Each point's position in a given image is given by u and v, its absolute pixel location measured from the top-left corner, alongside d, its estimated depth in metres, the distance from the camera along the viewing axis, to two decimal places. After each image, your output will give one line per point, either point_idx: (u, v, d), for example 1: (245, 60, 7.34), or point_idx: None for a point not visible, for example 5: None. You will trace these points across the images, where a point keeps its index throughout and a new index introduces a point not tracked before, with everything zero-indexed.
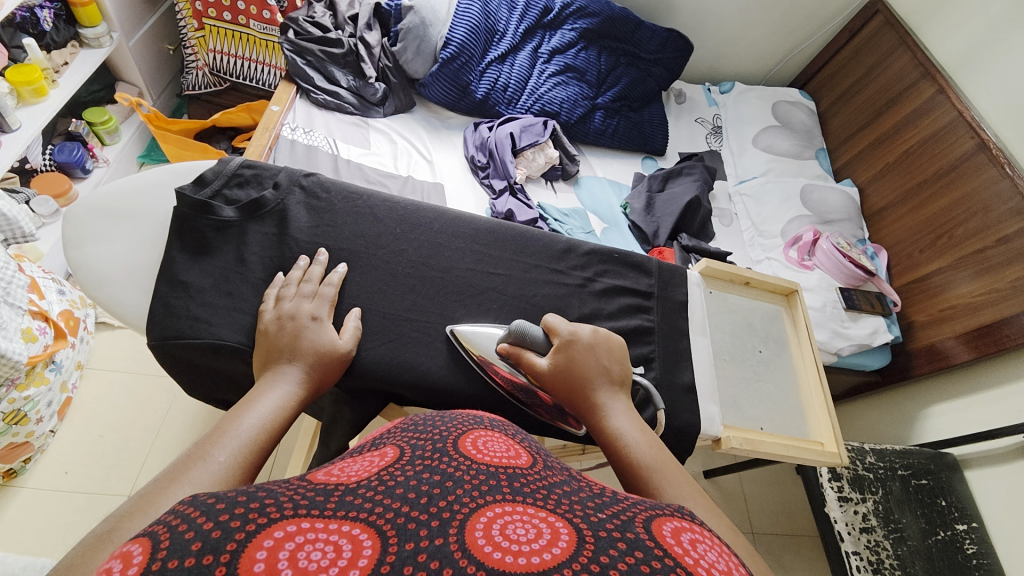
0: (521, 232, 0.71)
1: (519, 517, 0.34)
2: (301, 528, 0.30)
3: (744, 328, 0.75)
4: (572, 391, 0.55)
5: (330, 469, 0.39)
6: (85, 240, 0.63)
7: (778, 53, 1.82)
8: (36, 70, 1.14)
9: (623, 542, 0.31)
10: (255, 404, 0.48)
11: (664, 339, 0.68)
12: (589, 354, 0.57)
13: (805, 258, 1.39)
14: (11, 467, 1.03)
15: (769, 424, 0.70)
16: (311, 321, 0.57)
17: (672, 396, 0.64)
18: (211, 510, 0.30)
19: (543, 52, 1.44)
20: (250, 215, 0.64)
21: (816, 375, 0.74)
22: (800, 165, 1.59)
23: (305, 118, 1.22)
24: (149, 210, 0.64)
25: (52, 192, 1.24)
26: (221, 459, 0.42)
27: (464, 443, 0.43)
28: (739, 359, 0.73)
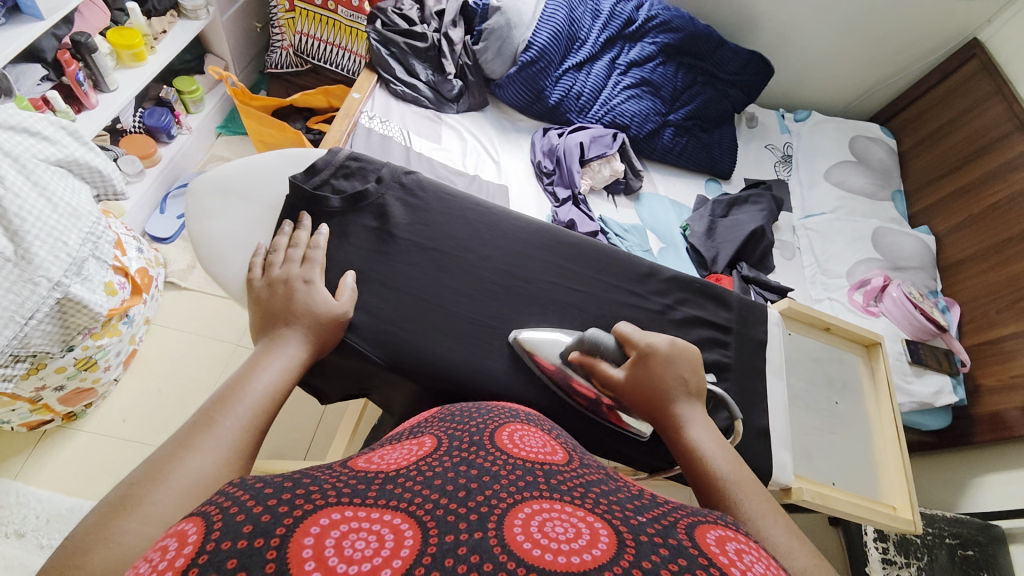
0: (598, 253, 0.70)
1: (556, 515, 0.33)
2: (344, 517, 0.30)
3: (820, 377, 0.75)
4: (648, 400, 0.55)
5: (370, 457, 0.41)
6: (207, 215, 0.66)
7: (863, 85, 1.73)
8: (137, 35, 1.20)
9: (666, 547, 0.31)
10: (260, 367, 0.52)
11: (740, 377, 0.68)
12: (667, 365, 0.56)
13: (871, 303, 1.33)
14: (72, 409, 1.09)
15: (840, 480, 0.70)
16: (302, 284, 0.58)
17: (748, 441, 0.64)
18: (259, 495, 0.31)
19: (620, 63, 1.43)
20: (352, 206, 0.66)
21: (894, 433, 0.74)
22: (873, 206, 1.52)
23: (383, 108, 1.25)
24: (266, 193, 0.67)
25: (140, 153, 1.31)
26: (228, 426, 0.46)
27: (501, 437, 0.44)
28: (813, 407, 0.73)
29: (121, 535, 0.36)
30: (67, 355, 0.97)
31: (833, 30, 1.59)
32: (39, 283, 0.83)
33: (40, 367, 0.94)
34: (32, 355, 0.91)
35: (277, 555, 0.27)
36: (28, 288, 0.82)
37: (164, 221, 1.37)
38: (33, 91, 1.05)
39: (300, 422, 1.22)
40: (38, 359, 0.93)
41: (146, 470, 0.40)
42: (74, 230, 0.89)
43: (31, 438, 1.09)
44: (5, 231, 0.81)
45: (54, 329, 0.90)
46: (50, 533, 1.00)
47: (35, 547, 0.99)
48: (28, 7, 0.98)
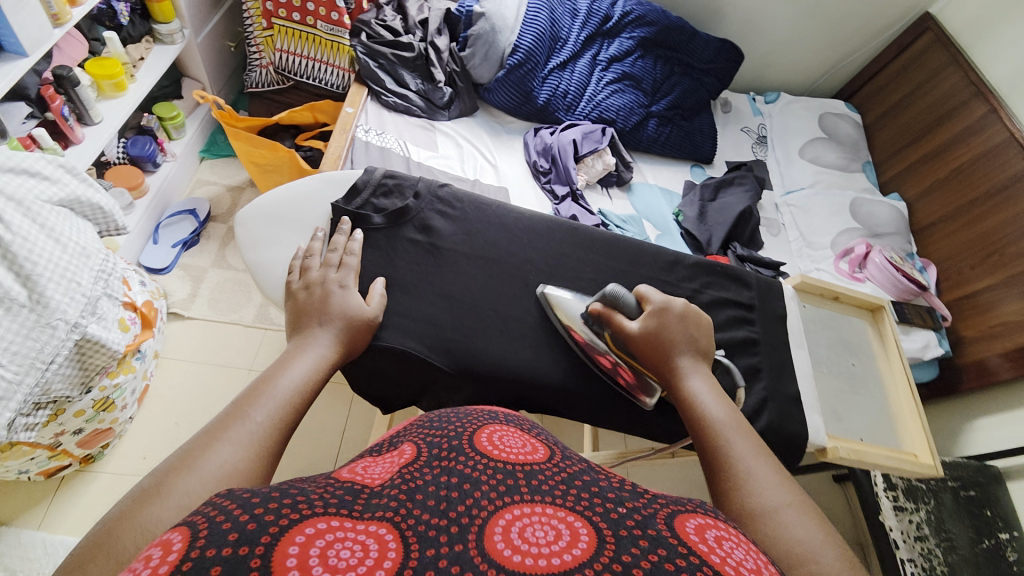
0: (630, 244, 0.82)
1: (537, 519, 0.38)
2: (329, 527, 0.34)
3: (839, 344, 0.88)
4: (656, 351, 0.63)
5: (354, 468, 0.44)
6: (264, 246, 0.79)
7: (823, 66, 1.83)
8: (116, 65, 1.17)
9: (645, 539, 0.36)
10: (290, 366, 0.58)
11: (769, 351, 0.79)
12: (678, 320, 0.64)
13: (856, 270, 1.41)
14: (90, 452, 1.06)
15: (866, 434, 0.81)
16: (338, 288, 0.68)
17: (783, 407, 0.75)
18: (246, 504, 0.34)
19: (601, 59, 1.47)
20: (395, 221, 0.79)
21: (909, 393, 0.85)
22: (847, 178, 1.61)
23: (377, 120, 1.26)
24: (309, 219, 0.80)
25: (127, 184, 1.27)
26: (258, 419, 0.51)
27: (480, 438, 0.47)
28: (836, 371, 0.85)
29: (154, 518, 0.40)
30: (86, 397, 0.94)
31: (794, 16, 1.68)
32: (58, 326, 0.81)
33: (60, 413, 0.91)
34: (52, 401, 0.88)
35: (264, 563, 0.30)
36: (47, 332, 0.79)
37: (159, 251, 1.35)
38: (20, 129, 1.01)
39: (326, 436, 1.22)
40: (58, 404, 0.90)
41: (175, 461, 0.44)
42: (86, 269, 0.87)
43: (50, 486, 1.06)
44: (17, 276, 0.78)
45: (74, 372, 0.88)
46: None
47: None
48: (10, 44, 0.94)
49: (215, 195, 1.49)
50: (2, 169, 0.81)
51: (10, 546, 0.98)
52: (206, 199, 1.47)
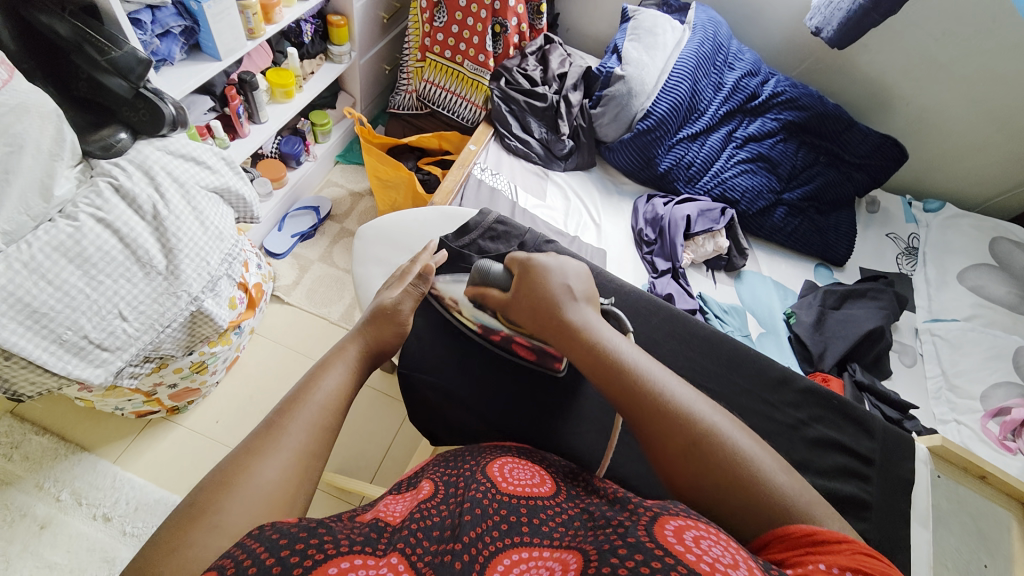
0: (736, 347, 0.70)
1: (535, 565, 0.39)
2: (352, 565, 0.37)
3: (974, 536, 0.69)
4: (539, 314, 0.60)
5: (378, 506, 0.48)
6: (367, 262, 0.79)
7: (1007, 182, 1.53)
8: (291, 76, 1.34)
9: (624, 548, 0.36)
10: (328, 374, 0.55)
11: (881, 520, 0.61)
12: (550, 273, 0.62)
13: (1007, 437, 1.13)
14: (176, 405, 1.17)
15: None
16: (392, 300, 0.66)
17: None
18: (274, 546, 0.36)
19: (737, 136, 1.38)
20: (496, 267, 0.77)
21: None
22: (1018, 321, 1.31)
23: (494, 160, 1.31)
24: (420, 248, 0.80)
25: (271, 176, 1.44)
26: (296, 430, 0.49)
27: (492, 469, 0.51)
28: (965, 573, 0.67)
29: (195, 547, 0.39)
30: (186, 358, 1.05)
31: (980, 122, 1.45)
32: (180, 297, 0.91)
33: (163, 366, 1.02)
34: (159, 357, 0.99)
35: None
36: (171, 300, 0.90)
37: (280, 238, 1.50)
38: (200, 118, 1.19)
39: (369, 450, 1.24)
40: (164, 359, 1.01)
41: (218, 479, 0.44)
42: (216, 251, 0.97)
43: (136, 426, 1.19)
44: (161, 246, 0.90)
45: (182, 336, 0.98)
46: (134, 522, 1.08)
47: (118, 534, 1.06)
48: (209, 48, 1.11)
49: (339, 196, 1.63)
50: (173, 153, 0.95)
51: (85, 472, 1.11)
52: (329, 199, 1.61)
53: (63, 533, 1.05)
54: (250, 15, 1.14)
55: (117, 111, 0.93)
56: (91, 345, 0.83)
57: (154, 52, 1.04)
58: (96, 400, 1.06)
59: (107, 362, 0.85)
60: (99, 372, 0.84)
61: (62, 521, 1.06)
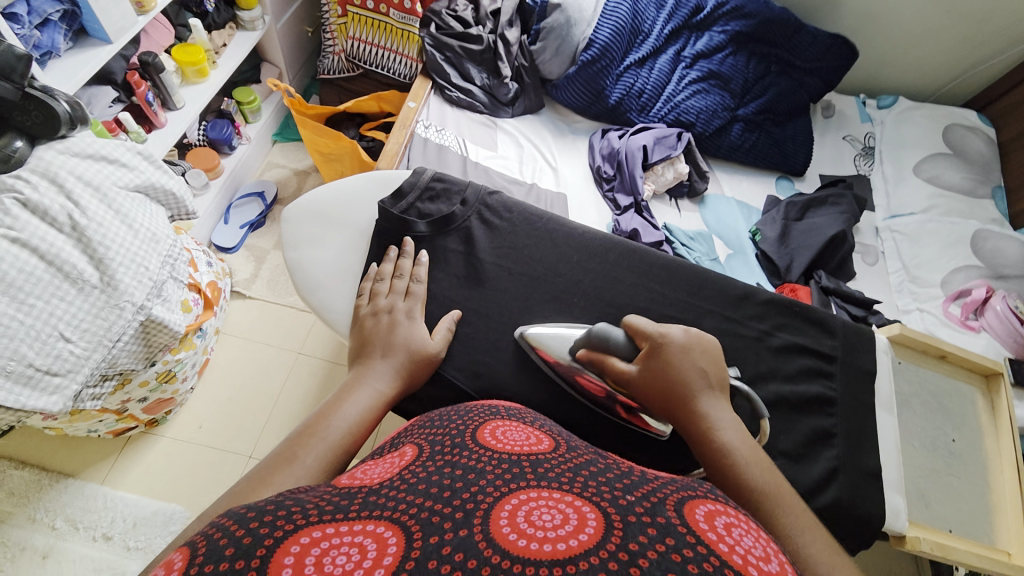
0: (696, 271, 0.70)
1: (545, 505, 0.36)
2: (325, 534, 0.33)
3: (939, 414, 0.73)
4: (667, 395, 0.55)
5: (356, 470, 0.45)
6: (300, 243, 0.74)
7: (956, 68, 1.53)
8: (200, 52, 1.21)
9: (654, 529, 0.33)
10: (344, 403, 0.53)
11: (848, 413, 0.64)
12: (684, 356, 0.56)
13: (970, 317, 1.19)
14: (153, 417, 1.15)
15: (955, 524, 0.68)
16: (405, 319, 0.63)
17: (855, 481, 0.61)
18: (244, 519, 0.34)
19: (686, 55, 1.33)
20: (439, 230, 0.73)
21: (1019, 486, 0.70)
22: (972, 205, 1.34)
23: (438, 115, 1.24)
24: (356, 218, 0.75)
25: (204, 166, 1.34)
26: (308, 463, 0.46)
27: (483, 433, 0.50)
28: (931, 448, 0.71)
29: None
30: (150, 369, 1.01)
31: (927, 7, 1.41)
32: (125, 308, 0.86)
33: (126, 382, 0.98)
34: (119, 373, 0.95)
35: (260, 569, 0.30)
36: (115, 312, 0.85)
37: (228, 231, 1.42)
38: (105, 113, 1.08)
39: None
40: (125, 374, 0.97)
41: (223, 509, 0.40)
42: (155, 254, 0.92)
43: (117, 444, 1.16)
44: (90, 258, 0.84)
45: (138, 348, 0.94)
46: (136, 536, 1.07)
47: (122, 550, 1.06)
48: (95, 31, 0.99)
49: (283, 178, 1.54)
50: (79, 154, 0.87)
51: (74, 497, 1.09)
52: (273, 182, 1.52)
53: (65, 559, 1.04)
54: None
55: (8, 117, 0.81)
56: (40, 373, 0.79)
57: (37, 45, 0.91)
58: (66, 426, 1.02)
59: (62, 387, 0.81)
60: (57, 399, 0.81)
61: (62, 548, 1.05)
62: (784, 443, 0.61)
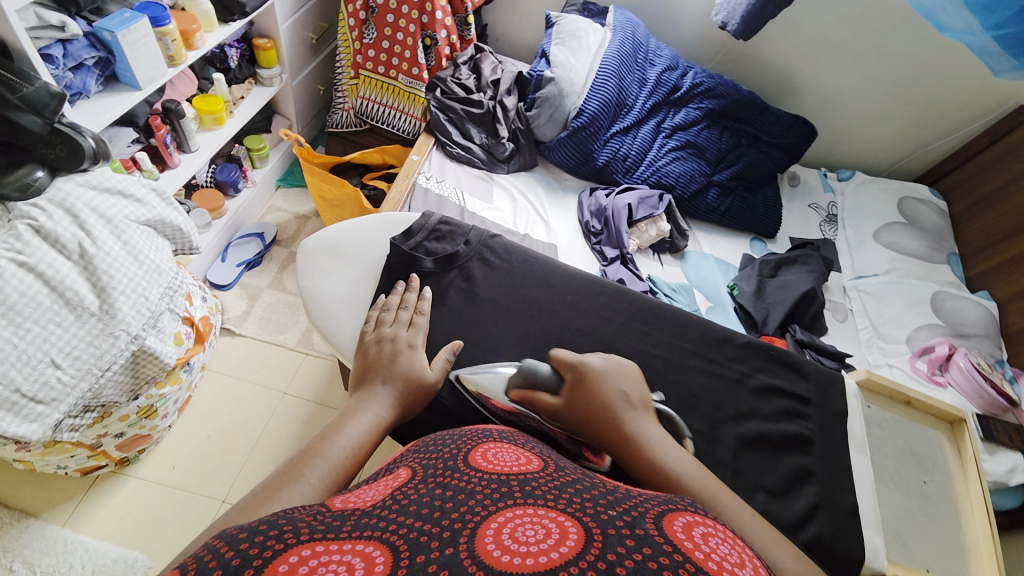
0: (679, 315, 0.75)
1: (528, 520, 0.36)
2: (314, 552, 0.33)
3: (910, 457, 0.77)
4: (593, 416, 0.58)
5: (348, 495, 0.44)
6: (314, 274, 0.77)
7: (903, 149, 1.72)
8: (219, 102, 1.30)
9: (631, 539, 0.33)
10: (346, 425, 0.54)
11: (825, 453, 0.67)
12: (608, 379, 0.61)
13: (935, 372, 1.26)
14: (127, 455, 1.10)
15: (933, 566, 0.69)
16: (407, 348, 0.65)
17: (836, 520, 0.63)
18: (234, 541, 0.34)
19: (666, 127, 1.48)
20: (444, 266, 0.78)
21: (988, 536, 0.72)
22: (928, 269, 1.46)
23: (439, 169, 1.33)
24: (367, 253, 0.80)
25: (209, 206, 1.39)
26: (311, 483, 0.47)
27: (474, 456, 0.49)
28: (904, 488, 0.74)
29: None
30: (133, 403, 0.99)
31: (874, 97, 1.61)
32: (119, 337, 0.86)
33: (106, 415, 0.96)
34: (102, 404, 0.93)
35: None
36: (108, 341, 0.85)
37: (225, 269, 1.45)
38: (123, 151, 1.13)
39: None
40: (106, 407, 0.95)
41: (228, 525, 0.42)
42: (155, 285, 0.93)
43: (84, 484, 1.11)
44: (93, 286, 0.85)
45: (125, 380, 0.93)
46: None
47: None
48: (127, 78, 1.07)
49: (284, 221, 1.59)
50: (97, 188, 0.91)
51: (33, 538, 1.03)
52: (274, 224, 1.57)
53: None
54: (168, 41, 1.10)
55: (30, 149, 0.85)
56: (25, 400, 0.78)
57: (68, 85, 0.99)
58: (35, 460, 0.98)
59: (44, 416, 0.80)
60: (36, 428, 0.79)
61: None
62: (766, 479, 0.64)
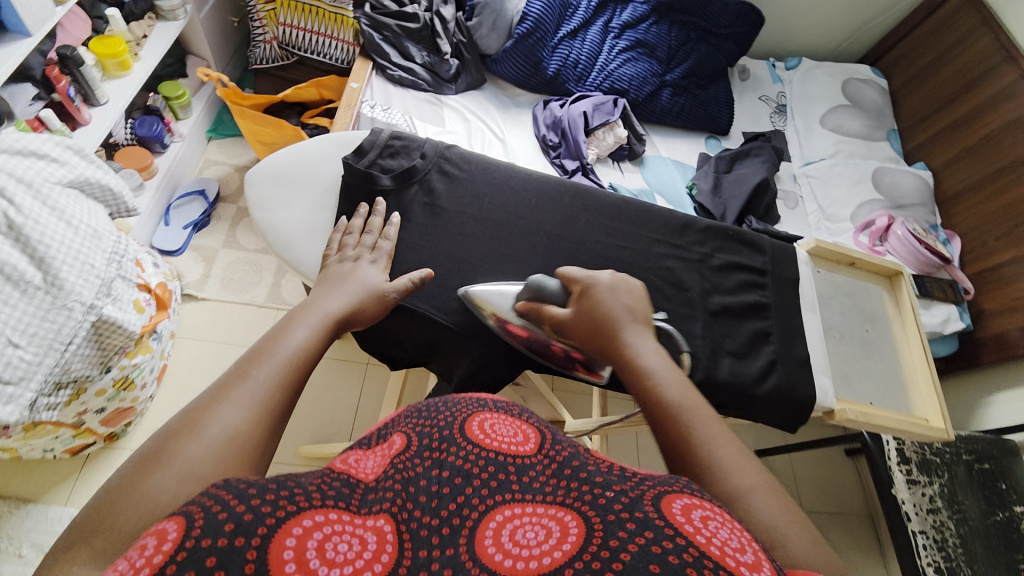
0: (642, 207, 0.78)
1: (528, 519, 0.34)
2: (328, 520, 0.32)
3: (854, 311, 0.85)
4: (594, 332, 0.57)
5: (348, 457, 0.40)
6: (269, 206, 0.76)
7: (846, 31, 1.73)
8: (120, 43, 1.15)
9: (633, 522, 0.31)
10: (296, 325, 0.51)
11: (780, 314, 0.74)
12: (609, 294, 0.59)
13: (877, 243, 1.36)
14: (114, 430, 1.10)
15: (875, 398, 0.80)
16: (368, 264, 0.66)
17: (791, 370, 0.71)
18: (243, 495, 0.31)
19: (614, 26, 1.42)
20: (403, 182, 0.75)
21: (925, 362, 0.83)
22: (870, 147, 1.53)
23: (382, 95, 1.25)
24: (320, 178, 0.77)
25: (136, 165, 1.27)
26: (262, 379, 0.44)
27: (471, 428, 0.41)
28: (849, 337, 0.83)
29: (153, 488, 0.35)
30: (106, 376, 0.97)
31: None
32: (73, 308, 0.82)
33: (81, 392, 0.94)
34: (74, 381, 0.91)
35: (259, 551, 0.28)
36: (63, 314, 0.81)
37: (170, 232, 1.36)
38: (27, 111, 1.01)
39: (339, 415, 1.31)
40: (79, 383, 0.92)
41: (176, 426, 0.39)
42: (99, 251, 0.88)
43: (77, 462, 1.10)
44: (31, 258, 0.80)
45: (92, 353, 0.90)
46: None
47: None
48: (14, 25, 0.93)
49: (224, 174, 1.49)
50: (8, 151, 0.82)
51: (41, 520, 1.04)
52: (214, 179, 1.47)
53: None
54: None
55: None
56: None
57: None
58: (21, 446, 0.97)
59: (16, 396, 0.77)
60: (13, 409, 0.76)
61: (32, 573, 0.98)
62: (730, 343, 0.71)
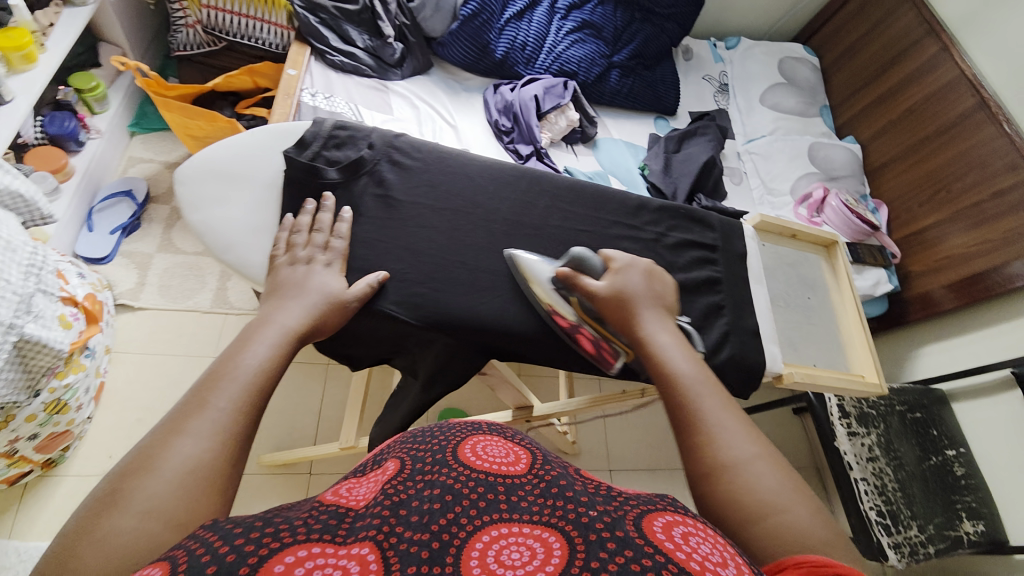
0: (597, 190, 0.78)
1: (515, 540, 0.33)
2: (312, 553, 0.30)
3: (797, 280, 0.90)
4: (617, 311, 0.60)
5: (340, 487, 0.39)
6: (207, 206, 0.71)
7: (779, 10, 1.80)
8: (24, 34, 1.02)
9: (612, 542, 0.31)
10: (252, 343, 0.48)
11: (731, 288, 0.78)
12: (633, 277, 0.62)
13: (815, 215, 1.44)
14: (50, 456, 1.01)
15: (818, 360, 0.86)
16: (322, 267, 0.63)
17: (743, 339, 0.75)
18: (229, 534, 0.30)
19: (559, 7, 1.41)
20: (351, 175, 0.72)
21: (859, 323, 0.89)
22: (805, 123, 1.61)
23: (323, 83, 1.19)
24: (259, 174, 0.72)
25: (48, 167, 1.15)
26: (222, 406, 0.41)
27: (466, 449, 0.41)
28: (794, 305, 0.88)
29: (114, 534, 0.32)
30: (36, 401, 0.88)
31: None
32: None
33: (8, 420, 0.86)
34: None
35: None
36: None
37: (95, 238, 1.24)
38: None
39: (302, 420, 1.26)
40: (4, 411, 0.84)
41: (132, 465, 0.36)
42: (12, 264, 0.79)
43: (11, 495, 1.01)
44: None
45: (16, 377, 0.82)
46: None
47: None
48: None
49: (153, 172, 1.37)
50: None
51: None
52: (142, 178, 1.35)
53: None
54: None
55: None
56: None
57: None
58: None
59: None
60: None
61: None
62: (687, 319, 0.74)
